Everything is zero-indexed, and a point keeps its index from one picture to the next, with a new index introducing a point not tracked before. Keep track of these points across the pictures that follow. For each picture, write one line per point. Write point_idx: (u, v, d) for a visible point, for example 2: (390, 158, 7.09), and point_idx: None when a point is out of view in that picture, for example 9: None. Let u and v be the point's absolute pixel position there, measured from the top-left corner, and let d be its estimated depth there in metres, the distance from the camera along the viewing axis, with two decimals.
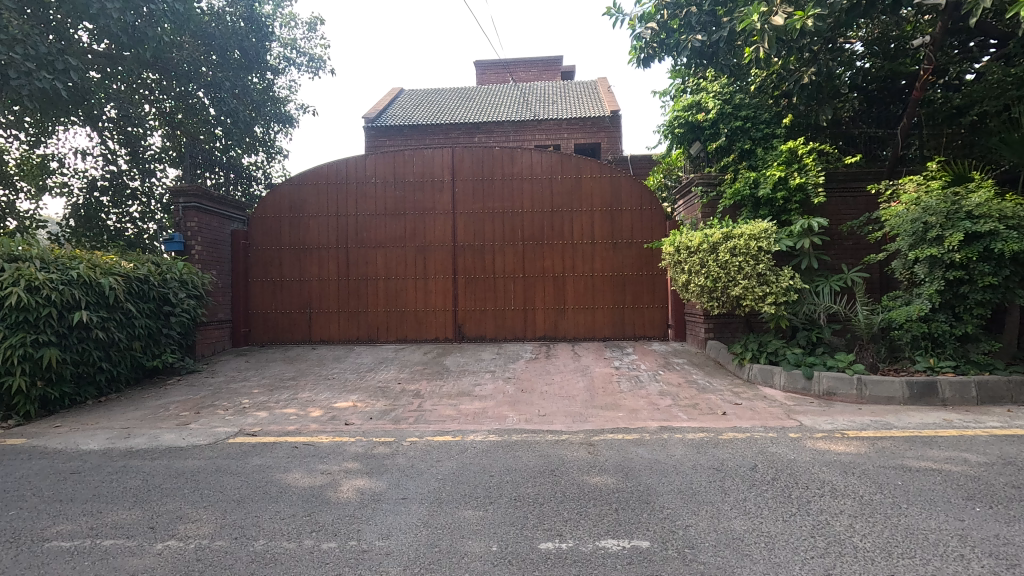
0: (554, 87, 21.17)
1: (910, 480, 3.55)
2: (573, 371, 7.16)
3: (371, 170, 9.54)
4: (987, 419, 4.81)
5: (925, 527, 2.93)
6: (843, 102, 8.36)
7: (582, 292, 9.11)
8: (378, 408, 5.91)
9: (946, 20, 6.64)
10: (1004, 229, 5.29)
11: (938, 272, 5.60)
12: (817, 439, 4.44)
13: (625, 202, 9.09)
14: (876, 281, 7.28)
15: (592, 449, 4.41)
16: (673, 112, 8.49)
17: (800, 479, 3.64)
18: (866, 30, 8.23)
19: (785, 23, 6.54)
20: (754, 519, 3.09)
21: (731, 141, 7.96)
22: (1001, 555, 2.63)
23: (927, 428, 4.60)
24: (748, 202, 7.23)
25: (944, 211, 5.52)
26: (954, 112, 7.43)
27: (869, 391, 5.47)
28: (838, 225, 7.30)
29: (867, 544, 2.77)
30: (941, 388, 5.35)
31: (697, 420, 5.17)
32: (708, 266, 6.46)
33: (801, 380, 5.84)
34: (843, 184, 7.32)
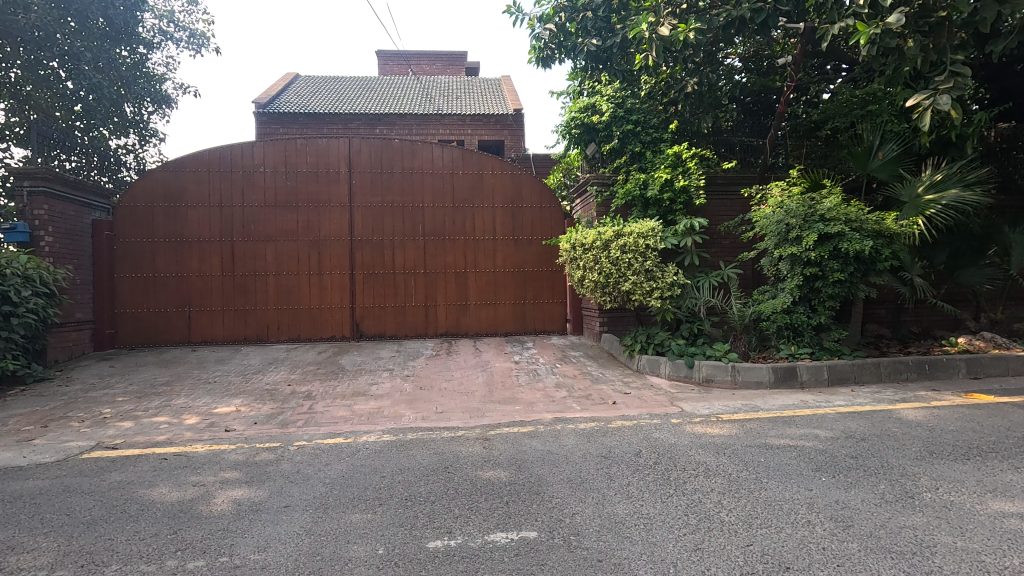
0: (458, 82, 21.04)
1: (770, 457, 3.92)
2: (473, 367, 7.18)
3: (259, 158, 8.90)
4: (835, 398, 5.45)
5: (780, 498, 3.25)
6: (724, 112, 9.07)
7: (484, 288, 9.14)
8: (264, 412, 5.54)
9: (805, 44, 7.42)
10: (850, 231, 5.99)
11: (798, 269, 6.23)
12: (695, 423, 4.78)
13: (526, 199, 9.23)
14: (748, 277, 8.00)
15: (488, 444, 4.43)
16: (571, 112, 8.83)
17: (677, 462, 3.90)
18: (742, 49, 9.00)
19: (670, 34, 6.93)
20: (636, 502, 3.25)
21: (623, 144, 8.42)
22: (839, 518, 2.98)
23: (787, 409, 5.13)
24: (638, 203, 7.63)
25: (802, 214, 6.17)
26: (813, 126, 8.33)
27: (741, 376, 5.99)
28: (717, 225, 7.92)
29: (732, 517, 3.02)
30: (800, 371, 5.98)
31: (589, 410, 5.38)
32: (601, 263, 6.75)
33: (683, 369, 6.27)
34: (722, 188, 7.95)
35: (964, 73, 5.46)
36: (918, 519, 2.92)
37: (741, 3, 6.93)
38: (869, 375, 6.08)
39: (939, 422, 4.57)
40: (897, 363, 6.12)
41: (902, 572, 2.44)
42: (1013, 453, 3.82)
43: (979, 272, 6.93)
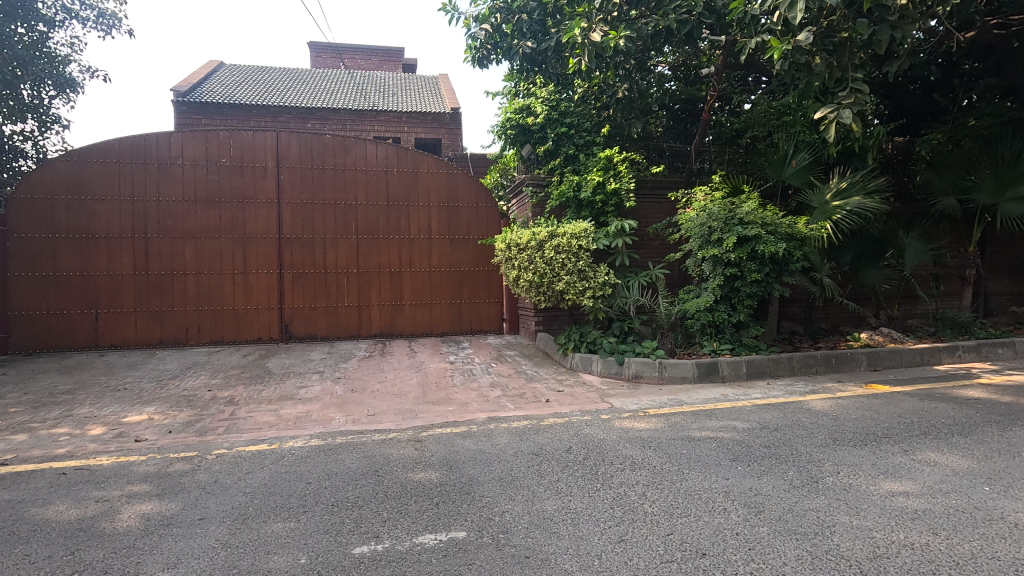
0: (394, 78, 20.67)
1: (692, 449, 4.11)
2: (407, 368, 7.07)
3: (177, 150, 8.36)
4: (752, 392, 5.78)
5: (700, 488, 3.41)
6: (654, 118, 9.43)
7: (420, 288, 9.02)
8: (180, 419, 5.21)
9: (727, 56, 7.82)
10: (766, 234, 6.37)
11: (720, 269, 6.56)
12: (624, 419, 4.93)
13: (462, 198, 9.19)
14: (675, 278, 8.35)
15: (419, 445, 4.38)
16: (505, 113, 8.89)
17: (606, 457, 4.01)
18: (672, 58, 9.38)
19: (602, 40, 7.13)
20: (565, 498, 3.31)
21: (557, 146, 8.57)
22: (751, 504, 3.16)
23: (709, 403, 5.39)
24: (572, 204, 7.78)
25: (723, 218, 6.51)
26: (735, 134, 8.82)
27: (667, 372, 6.24)
28: (646, 227, 8.21)
29: (654, 508, 3.14)
30: (721, 366, 6.30)
31: (523, 408, 5.44)
32: (535, 263, 6.84)
33: (614, 366, 6.46)
34: (652, 191, 8.26)
35: (863, 90, 5.94)
36: (821, 501, 3.15)
37: (668, 14, 7.22)
38: (783, 369, 6.50)
39: (842, 411, 4.95)
40: (807, 357, 6.58)
41: (805, 552, 2.62)
42: (903, 437, 4.20)
43: (878, 272, 7.56)
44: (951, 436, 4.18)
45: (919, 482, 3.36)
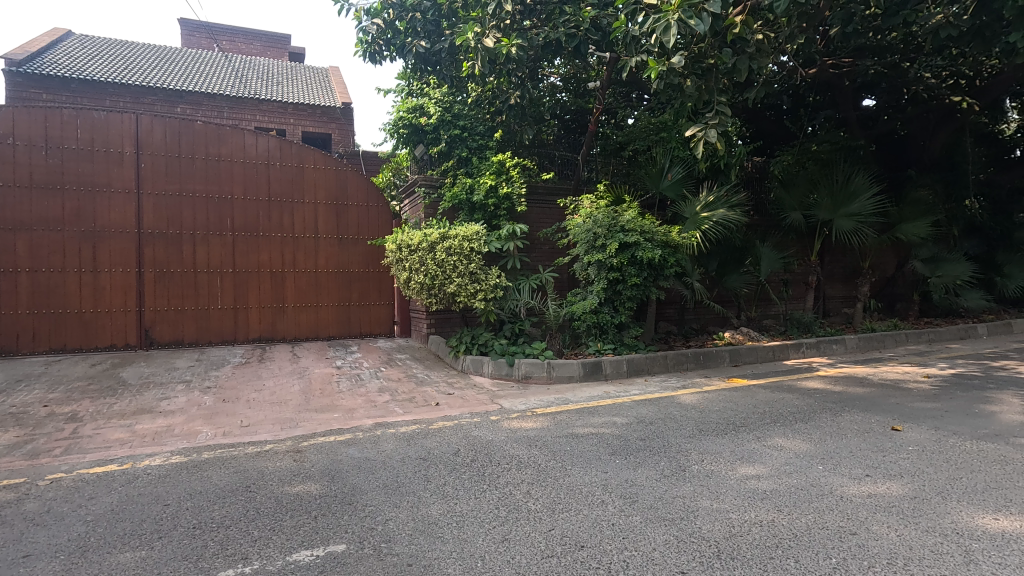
0: (278, 66, 19.41)
1: (575, 445, 4.29)
2: (288, 374, 6.63)
3: (7, 127, 7.20)
4: (632, 388, 6.16)
5: (581, 482, 3.56)
6: (546, 127, 9.81)
7: (303, 290, 8.53)
8: (3, 442, 4.45)
9: (611, 72, 8.27)
10: (645, 241, 6.82)
11: (603, 273, 6.91)
12: (512, 419, 5.02)
13: (352, 196, 8.83)
14: (564, 281, 8.68)
15: (298, 456, 4.13)
16: (398, 112, 8.88)
17: (493, 458, 4.05)
18: (562, 69, 9.55)
19: (494, 46, 7.23)
20: (451, 501, 3.30)
21: (450, 148, 8.69)
22: (627, 495, 3.35)
23: (593, 400, 5.65)
24: (464, 206, 7.81)
25: (606, 225, 6.87)
26: (618, 147, 9.41)
27: (555, 372, 6.45)
28: (537, 232, 8.46)
29: (537, 505, 3.23)
30: (604, 365, 6.65)
31: (412, 413, 5.33)
32: (427, 265, 6.79)
33: (504, 367, 6.57)
34: (542, 197, 8.52)
35: (726, 112, 6.53)
36: (686, 488, 3.42)
37: (558, 27, 7.50)
38: (659, 366, 7.00)
39: (707, 404, 5.43)
40: (679, 355, 7.14)
41: (672, 536, 2.83)
42: (756, 425, 4.70)
43: (739, 278, 8.40)
44: (794, 423, 4.75)
45: (768, 466, 3.77)
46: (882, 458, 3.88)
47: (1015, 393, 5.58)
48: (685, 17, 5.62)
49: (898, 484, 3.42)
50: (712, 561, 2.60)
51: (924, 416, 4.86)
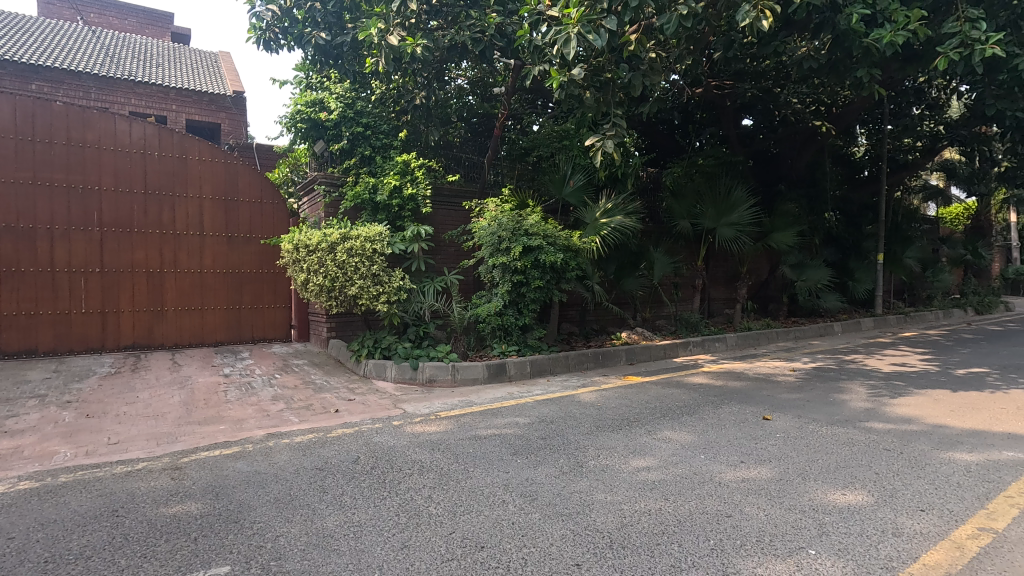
0: (158, 46, 17.71)
1: (478, 447, 4.31)
2: (167, 385, 6.05)
3: None
4: (535, 389, 6.31)
5: (482, 484, 3.58)
6: (453, 129, 9.85)
7: (187, 291, 7.84)
8: None
9: (515, 79, 8.42)
10: (547, 245, 7.03)
11: (508, 276, 7.02)
12: (415, 423, 4.94)
13: (243, 192, 8.24)
14: (469, 283, 8.71)
15: (177, 474, 3.79)
16: (296, 105, 8.45)
17: (394, 464, 3.96)
18: (470, 72, 9.68)
19: (399, 44, 7.11)
20: (348, 511, 3.18)
21: (353, 145, 8.38)
22: (527, 493, 3.44)
23: (497, 401, 5.71)
24: (367, 206, 7.60)
25: (511, 228, 6.99)
26: (523, 152, 9.44)
27: (460, 375, 6.45)
28: (442, 234, 8.42)
29: (439, 509, 3.21)
30: (508, 367, 6.75)
31: (308, 421, 5.08)
32: (326, 266, 6.54)
33: (408, 371, 6.47)
34: (448, 199, 8.49)
35: (621, 125, 6.89)
36: (583, 483, 3.57)
37: (463, 30, 7.53)
38: (561, 366, 7.23)
39: (604, 401, 5.70)
40: (580, 354, 7.43)
41: (569, 531, 2.94)
42: (649, 420, 5.00)
43: (635, 281, 8.90)
44: (681, 416, 5.11)
45: (658, 457, 4.03)
46: (754, 445, 4.29)
47: (862, 383, 6.40)
48: (584, 31, 5.88)
49: (766, 468, 3.80)
50: (604, 551, 2.73)
51: (789, 405, 5.45)
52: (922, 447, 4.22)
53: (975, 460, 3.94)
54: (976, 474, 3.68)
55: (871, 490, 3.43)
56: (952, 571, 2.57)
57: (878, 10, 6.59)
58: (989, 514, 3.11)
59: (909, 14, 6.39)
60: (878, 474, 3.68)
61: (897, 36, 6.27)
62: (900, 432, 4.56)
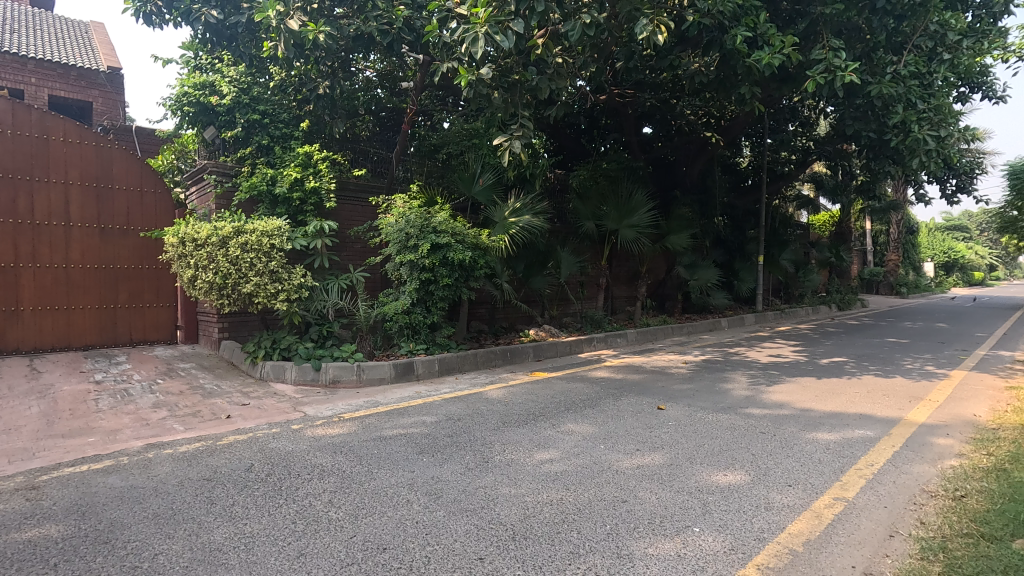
0: (15, 9, 15.58)
1: (383, 447, 4.22)
2: (24, 394, 5.34)
3: None
4: (443, 387, 6.29)
5: (386, 485, 3.51)
6: (360, 122, 9.55)
7: (48, 288, 6.94)
8: None
9: (424, 75, 8.28)
10: (456, 243, 6.99)
11: (416, 273, 6.93)
12: (316, 426, 4.75)
13: (118, 179, 7.48)
14: (375, 281, 8.50)
15: (35, 494, 3.36)
16: (182, 86, 7.82)
17: (292, 469, 3.78)
18: (379, 65, 9.51)
19: (299, 30, 6.84)
20: (238, 522, 2.99)
21: (248, 134, 7.89)
22: (432, 491, 3.41)
23: (404, 401, 5.62)
24: (265, 198, 7.17)
25: (419, 225, 6.91)
26: (432, 150, 9.27)
27: (365, 375, 6.27)
28: (347, 230, 8.14)
29: (339, 513, 3.10)
30: (415, 366, 6.66)
31: (196, 428, 4.71)
32: (217, 262, 6.08)
33: (309, 372, 6.19)
34: (353, 193, 8.23)
35: (529, 126, 7.04)
36: (488, 478, 3.62)
37: (369, 21, 7.29)
38: (470, 364, 7.26)
39: (511, 397, 5.79)
40: (488, 352, 7.50)
41: (472, 526, 2.97)
42: (553, 413, 5.16)
43: (543, 279, 9.13)
44: (584, 409, 5.32)
45: (561, 449, 4.17)
46: (649, 433, 4.56)
47: (744, 373, 7.02)
48: (492, 32, 5.95)
49: (658, 455, 4.06)
50: (507, 543, 2.79)
51: (681, 395, 5.86)
52: (791, 429, 4.71)
53: (832, 438, 4.47)
54: (834, 451, 4.17)
55: (748, 469, 3.78)
56: (811, 537, 2.89)
57: (758, 34, 7.25)
58: (843, 485, 3.55)
59: (784, 40, 7.09)
60: (755, 455, 4.06)
61: (773, 59, 6.93)
62: (774, 416, 5.07)
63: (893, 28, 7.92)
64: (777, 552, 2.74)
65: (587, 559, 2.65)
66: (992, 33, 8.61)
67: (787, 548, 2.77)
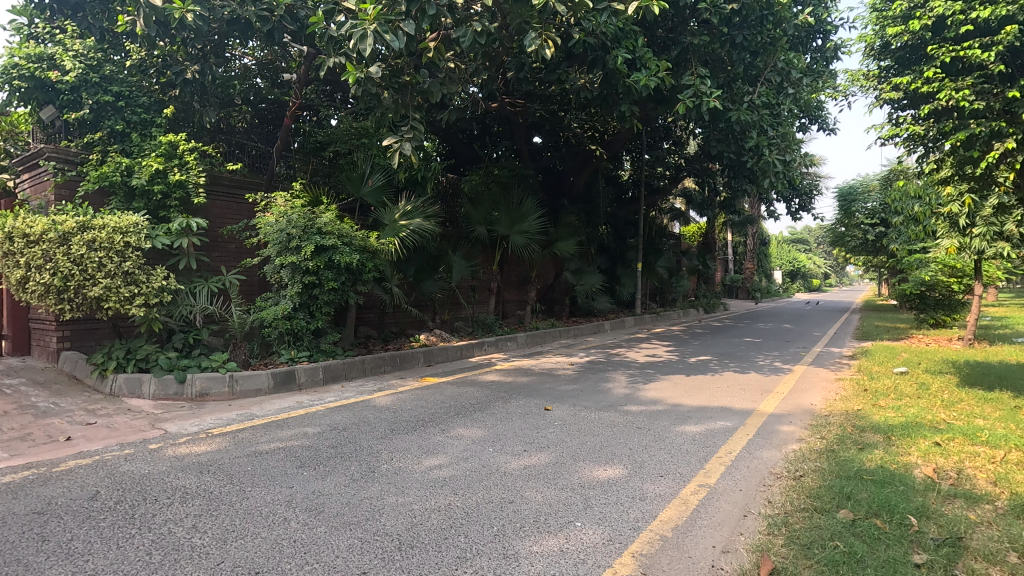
0: None
1: (258, 463, 3.93)
2: None
3: None
4: (327, 395, 6.00)
5: (261, 504, 3.27)
6: (237, 112, 8.91)
7: None
8: None
9: (309, 68, 7.86)
10: (342, 245, 6.68)
11: (298, 277, 6.54)
12: (179, 444, 4.29)
13: None
14: (253, 284, 7.93)
15: None
16: (11, 55, 6.71)
17: (148, 494, 3.38)
18: (258, 53, 8.99)
19: (163, 6, 6.20)
20: (79, 560, 2.62)
21: (97, 117, 6.97)
22: (312, 507, 3.24)
23: (282, 412, 5.27)
24: (119, 190, 6.37)
25: (302, 225, 6.54)
26: (319, 147, 8.50)
27: (239, 386, 5.80)
28: (219, 228, 7.49)
29: (205, 539, 2.83)
30: (297, 374, 6.28)
31: (25, 455, 4.05)
32: (56, 261, 5.28)
33: (172, 385, 5.58)
34: (227, 189, 7.61)
35: (419, 129, 6.96)
36: (374, 489, 3.50)
37: (246, 4, 6.80)
38: (357, 371, 6.99)
39: (400, 403, 5.67)
40: (377, 358, 7.29)
41: (356, 539, 2.85)
42: (443, 419, 5.13)
43: (434, 283, 9.05)
44: (473, 413, 5.35)
45: (449, 454, 4.16)
46: (536, 433, 4.71)
47: (624, 373, 7.48)
48: (382, 30, 5.79)
49: (544, 454, 4.19)
50: (392, 554, 2.72)
51: (565, 395, 6.11)
52: (663, 423, 5.11)
53: (698, 430, 4.91)
54: (699, 441, 4.59)
55: (625, 463, 4.03)
56: (678, 523, 3.15)
57: (637, 56, 7.79)
58: (706, 472, 3.91)
59: (659, 64, 7.70)
60: (631, 449, 4.33)
61: (650, 81, 7.50)
62: (649, 412, 5.46)
63: (749, 61, 8.89)
64: (649, 539, 2.95)
65: (474, 563, 2.66)
66: (824, 74, 10.02)
67: (658, 535, 2.99)
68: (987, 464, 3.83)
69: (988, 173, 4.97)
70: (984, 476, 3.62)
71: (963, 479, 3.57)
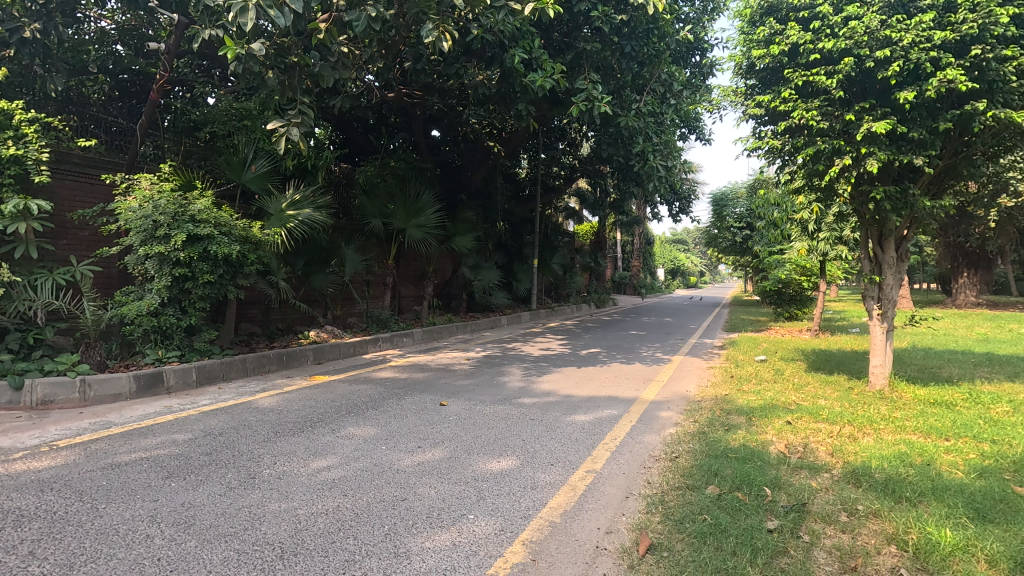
0: None
1: (115, 477, 3.51)
2: None
3: None
4: (201, 398, 5.49)
5: (118, 521, 2.92)
6: (91, 81, 8.06)
7: None
8: None
9: (180, 39, 7.11)
10: (220, 234, 6.13)
11: (166, 269, 5.91)
12: (13, 461, 3.71)
13: None
14: (110, 276, 7.07)
15: None
16: None
17: None
18: (120, 16, 8.17)
19: None
20: None
21: None
22: (181, 521, 2.95)
23: (146, 419, 4.74)
24: None
25: (171, 211, 5.93)
26: (192, 126, 7.95)
27: (93, 392, 5.13)
28: (67, 212, 6.59)
29: (45, 567, 2.47)
30: (165, 376, 5.68)
31: None
32: None
33: (5, 393, 4.84)
34: (79, 168, 6.71)
35: (309, 113, 6.58)
36: (254, 496, 3.27)
37: None
38: (236, 370, 6.48)
39: (286, 405, 5.33)
40: (260, 356, 6.80)
41: (232, 552, 2.65)
42: (333, 418, 4.91)
43: (325, 277, 8.63)
44: (366, 411, 5.19)
45: (339, 455, 3.99)
46: (431, 430, 4.66)
47: (518, 366, 7.64)
48: (266, 5, 5.39)
49: (438, 450, 4.16)
50: (273, 564, 2.56)
51: (461, 390, 6.12)
52: (555, 414, 5.29)
53: (587, 419, 5.15)
54: (588, 430, 4.82)
55: (518, 454, 4.12)
56: (567, 509, 3.28)
57: (533, 57, 7.96)
58: (593, 459, 4.11)
59: (554, 67, 7.93)
60: (524, 441, 4.44)
61: (545, 82, 7.70)
62: (541, 404, 5.63)
63: (636, 71, 9.43)
64: (539, 526, 3.04)
65: (363, 564, 2.59)
66: (701, 88, 10.91)
67: (547, 522, 3.09)
68: (826, 438, 4.41)
69: (831, 185, 5.72)
70: (824, 448, 4.17)
71: (808, 452, 4.08)
